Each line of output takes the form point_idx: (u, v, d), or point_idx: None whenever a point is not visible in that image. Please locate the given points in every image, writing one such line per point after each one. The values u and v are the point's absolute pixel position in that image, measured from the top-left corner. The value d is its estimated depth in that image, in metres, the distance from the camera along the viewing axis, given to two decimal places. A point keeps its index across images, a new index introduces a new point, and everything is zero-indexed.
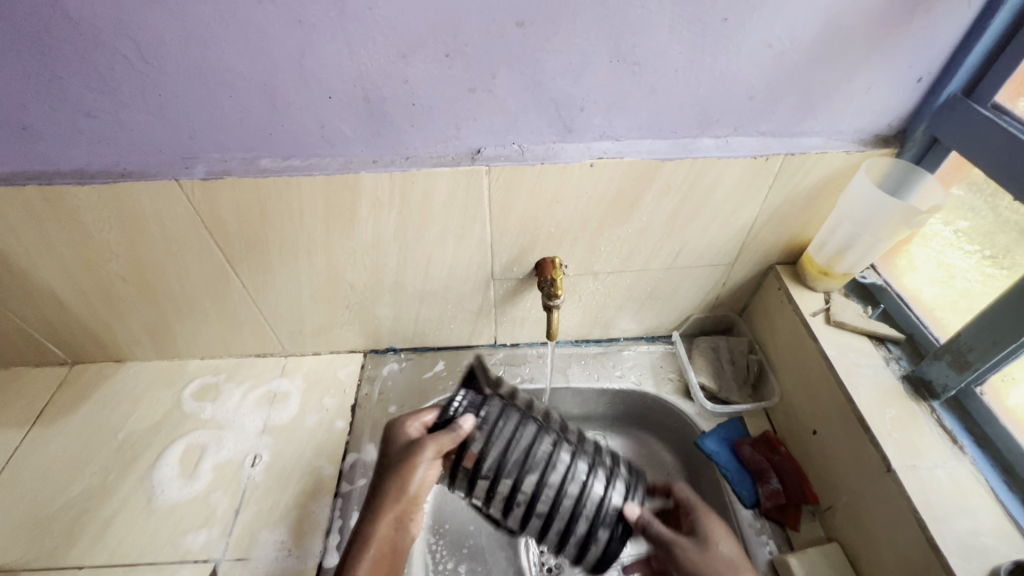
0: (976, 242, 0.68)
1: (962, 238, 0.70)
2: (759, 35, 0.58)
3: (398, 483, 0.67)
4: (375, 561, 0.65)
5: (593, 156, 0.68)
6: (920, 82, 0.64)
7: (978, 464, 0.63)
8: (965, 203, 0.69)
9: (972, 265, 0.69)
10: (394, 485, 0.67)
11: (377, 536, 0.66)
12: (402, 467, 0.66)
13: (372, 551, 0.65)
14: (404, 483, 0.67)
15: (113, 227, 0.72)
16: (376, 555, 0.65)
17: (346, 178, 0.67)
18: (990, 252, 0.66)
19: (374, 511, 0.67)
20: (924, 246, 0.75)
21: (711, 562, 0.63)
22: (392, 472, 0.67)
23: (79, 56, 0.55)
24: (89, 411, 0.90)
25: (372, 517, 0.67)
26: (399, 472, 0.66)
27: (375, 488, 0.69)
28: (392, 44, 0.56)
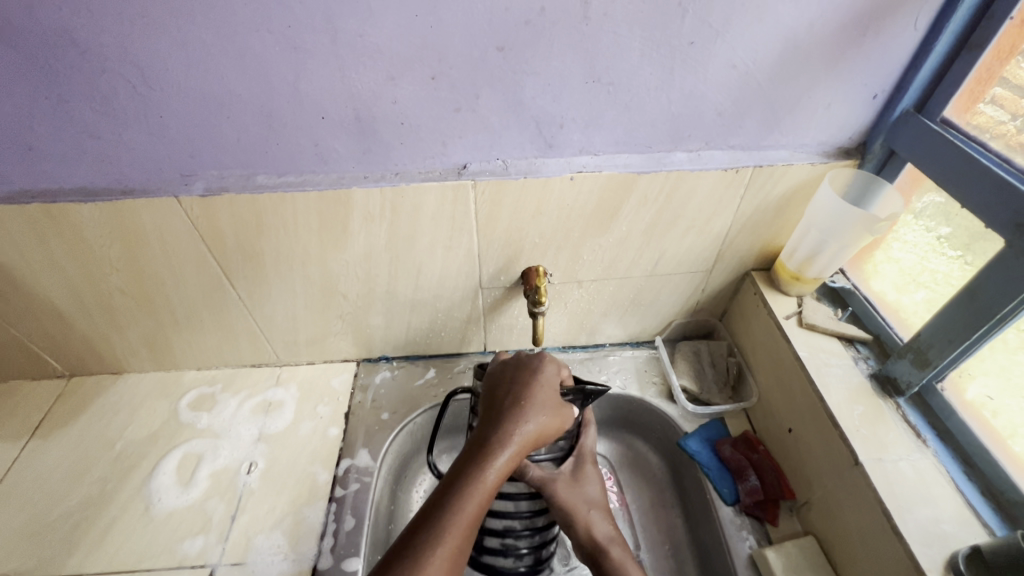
0: (957, 247, 0.68)
1: (944, 243, 0.70)
2: (723, 57, 0.63)
3: (540, 416, 0.62)
4: (504, 473, 0.58)
5: (573, 170, 0.72)
6: (876, 98, 0.69)
7: (940, 456, 0.67)
8: (942, 208, 0.70)
9: (955, 269, 0.69)
10: (539, 416, 0.62)
11: (512, 452, 0.59)
12: (550, 397, 0.65)
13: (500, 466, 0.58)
14: (547, 413, 0.63)
15: (114, 242, 0.75)
16: (506, 466, 0.58)
17: (338, 193, 0.71)
18: (972, 258, 0.66)
19: (520, 422, 0.61)
20: (901, 248, 0.77)
21: (578, 492, 0.69)
22: (538, 396, 0.64)
23: (86, 81, 0.59)
24: (87, 423, 0.92)
25: (516, 427, 0.60)
26: (547, 404, 0.63)
27: (515, 406, 0.63)
28: (381, 68, 0.60)
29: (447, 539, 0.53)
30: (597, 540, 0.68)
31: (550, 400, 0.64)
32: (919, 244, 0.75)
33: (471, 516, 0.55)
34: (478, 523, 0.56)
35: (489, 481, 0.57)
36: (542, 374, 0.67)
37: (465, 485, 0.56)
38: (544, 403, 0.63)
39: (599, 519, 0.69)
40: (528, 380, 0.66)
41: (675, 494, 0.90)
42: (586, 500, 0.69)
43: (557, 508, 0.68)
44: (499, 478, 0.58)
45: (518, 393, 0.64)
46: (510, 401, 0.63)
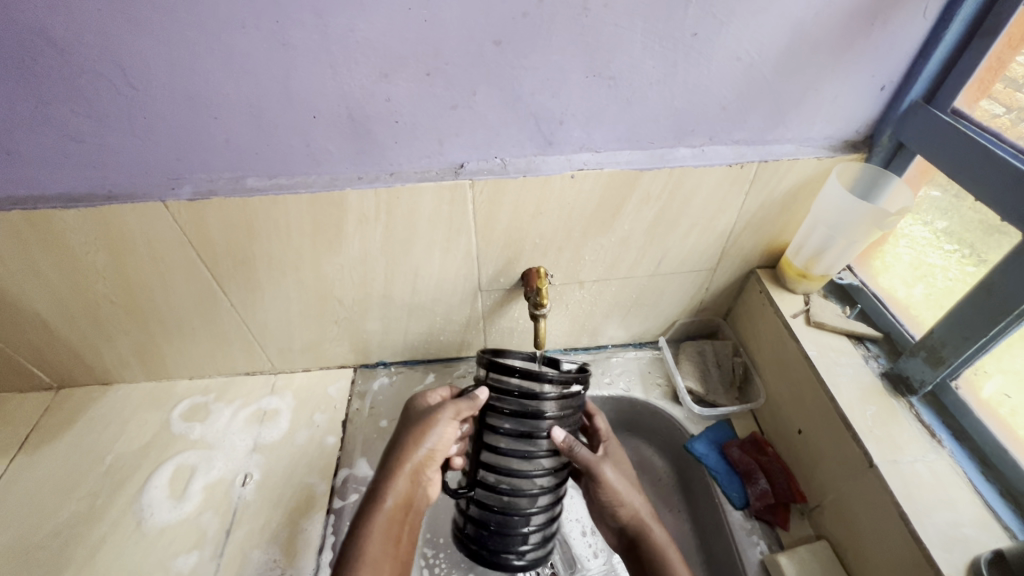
0: (954, 241, 0.69)
1: (942, 238, 0.71)
2: (728, 49, 0.61)
3: (405, 455, 0.67)
4: (384, 525, 0.64)
5: (574, 167, 0.69)
6: (883, 90, 0.67)
7: (956, 456, 0.65)
8: (938, 203, 0.71)
9: (951, 264, 0.70)
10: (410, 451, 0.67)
11: (389, 500, 0.65)
12: (418, 424, 0.69)
13: (377, 520, 0.64)
14: (415, 447, 0.68)
15: (100, 249, 0.72)
16: (387, 516, 0.65)
17: (331, 196, 0.68)
18: (969, 251, 0.67)
19: (390, 469, 0.67)
20: (902, 245, 0.77)
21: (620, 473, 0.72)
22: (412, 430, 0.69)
23: (65, 81, 0.56)
24: (76, 436, 0.89)
25: (387, 478, 0.67)
26: (413, 433, 0.68)
27: (388, 457, 0.68)
28: (375, 64, 0.58)
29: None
30: (642, 519, 0.70)
31: (417, 428, 0.68)
32: (918, 239, 0.75)
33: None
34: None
35: (370, 538, 0.63)
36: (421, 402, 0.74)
37: (349, 554, 0.62)
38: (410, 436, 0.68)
39: (640, 500, 0.71)
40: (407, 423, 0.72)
41: (683, 498, 0.89)
42: (628, 480, 0.72)
43: (607, 489, 0.69)
44: (381, 529, 0.64)
45: (395, 441, 0.70)
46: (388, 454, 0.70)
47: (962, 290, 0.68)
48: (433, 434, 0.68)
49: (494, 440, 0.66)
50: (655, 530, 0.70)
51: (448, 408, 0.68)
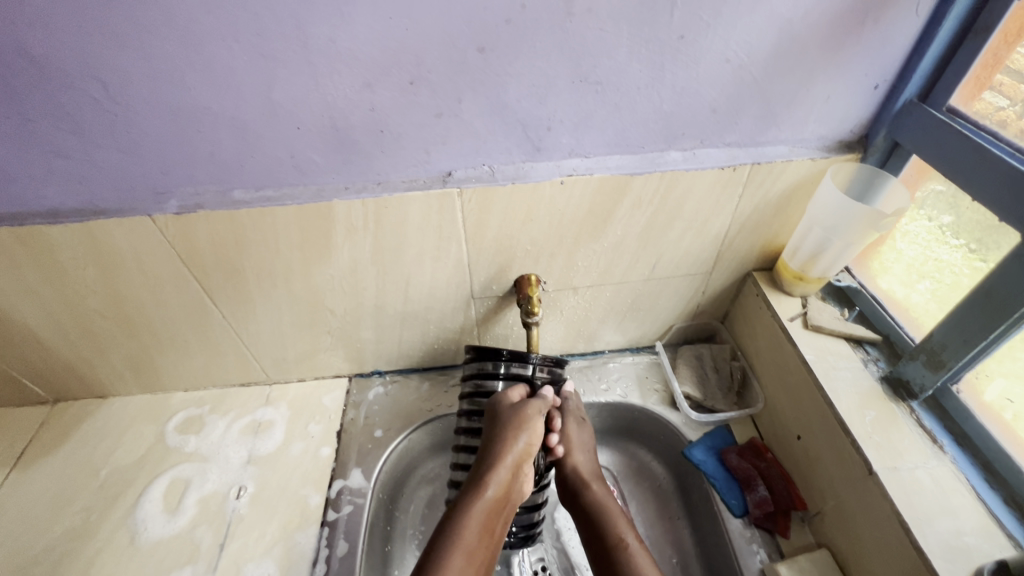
0: (961, 236, 0.66)
1: (948, 232, 0.68)
2: (716, 51, 0.60)
3: (504, 447, 0.68)
4: (484, 513, 0.65)
5: (563, 173, 0.69)
6: (878, 88, 0.66)
7: (958, 462, 0.63)
8: (946, 196, 0.67)
9: (960, 260, 0.66)
10: (513, 442, 0.68)
11: (491, 490, 0.66)
12: (514, 419, 0.70)
13: (479, 508, 0.65)
14: (514, 440, 0.68)
15: (89, 264, 0.72)
16: (487, 504, 0.65)
17: (319, 207, 0.68)
18: (976, 245, 0.64)
19: (491, 460, 0.67)
20: (904, 245, 0.75)
21: (578, 434, 0.80)
22: (512, 424, 0.69)
23: (46, 97, 0.56)
24: (71, 450, 0.89)
25: (489, 468, 0.67)
26: (511, 427, 0.69)
27: (486, 447, 0.69)
28: (357, 73, 0.57)
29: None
30: (584, 476, 0.78)
31: (514, 422, 0.69)
32: (921, 235, 0.72)
33: (461, 557, 0.61)
34: (474, 561, 0.62)
35: (470, 523, 0.64)
36: (507, 395, 0.73)
37: (450, 531, 0.63)
38: (508, 430, 0.68)
39: (585, 459, 0.79)
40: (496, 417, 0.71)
41: (682, 507, 0.87)
42: (584, 441, 0.80)
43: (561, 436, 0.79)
44: (482, 514, 0.65)
45: (488, 433, 0.71)
46: (483, 447, 0.70)
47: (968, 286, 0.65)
48: (530, 431, 0.69)
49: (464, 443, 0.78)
50: (594, 490, 0.76)
51: (533, 405, 0.71)
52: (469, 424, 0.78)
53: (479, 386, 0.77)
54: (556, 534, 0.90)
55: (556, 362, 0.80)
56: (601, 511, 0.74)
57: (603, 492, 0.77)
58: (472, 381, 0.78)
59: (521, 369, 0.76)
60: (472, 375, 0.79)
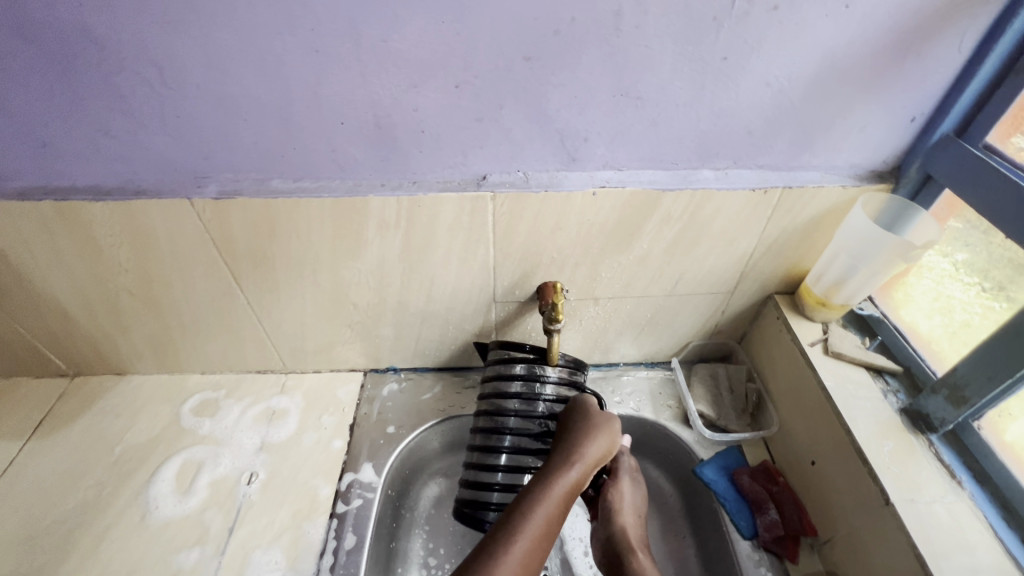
0: (975, 274, 0.69)
1: (961, 269, 0.71)
2: (757, 74, 0.61)
3: (589, 438, 0.71)
4: (568, 490, 0.66)
5: (596, 184, 0.69)
6: (914, 121, 0.66)
7: (976, 499, 0.63)
8: (962, 235, 0.70)
9: (971, 297, 0.69)
10: (603, 435, 0.72)
11: (576, 471, 0.67)
12: (599, 417, 0.73)
13: (562, 483, 0.66)
14: (604, 433, 0.72)
15: (124, 243, 0.73)
16: (571, 484, 0.67)
17: (353, 201, 0.69)
18: (989, 284, 0.67)
19: (582, 445, 0.70)
20: (921, 276, 0.76)
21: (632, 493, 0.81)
22: (604, 419, 0.73)
23: (102, 78, 0.57)
24: (87, 424, 0.90)
25: (578, 449, 0.69)
26: (601, 423, 0.72)
27: (573, 433, 0.72)
28: (404, 74, 0.59)
29: (520, 541, 0.60)
30: (631, 539, 0.76)
31: (605, 420, 0.73)
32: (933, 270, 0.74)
33: (543, 522, 0.62)
34: (551, 531, 0.63)
35: (555, 495, 0.65)
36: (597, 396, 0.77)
37: (533, 496, 0.64)
38: (601, 425, 0.72)
39: (633, 523, 0.78)
40: (585, 410, 0.74)
41: (688, 525, 0.87)
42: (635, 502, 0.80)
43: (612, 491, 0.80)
44: (566, 488, 0.66)
45: (572, 424, 0.73)
46: (565, 433, 0.73)
47: (980, 325, 0.67)
48: (614, 431, 0.73)
49: (478, 428, 0.81)
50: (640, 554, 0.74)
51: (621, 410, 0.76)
52: (486, 413, 0.80)
53: (499, 378, 0.80)
54: (560, 542, 0.90)
55: (577, 365, 0.82)
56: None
57: (647, 561, 0.73)
58: (493, 375, 0.81)
59: (539, 372, 0.78)
60: (492, 377, 0.81)
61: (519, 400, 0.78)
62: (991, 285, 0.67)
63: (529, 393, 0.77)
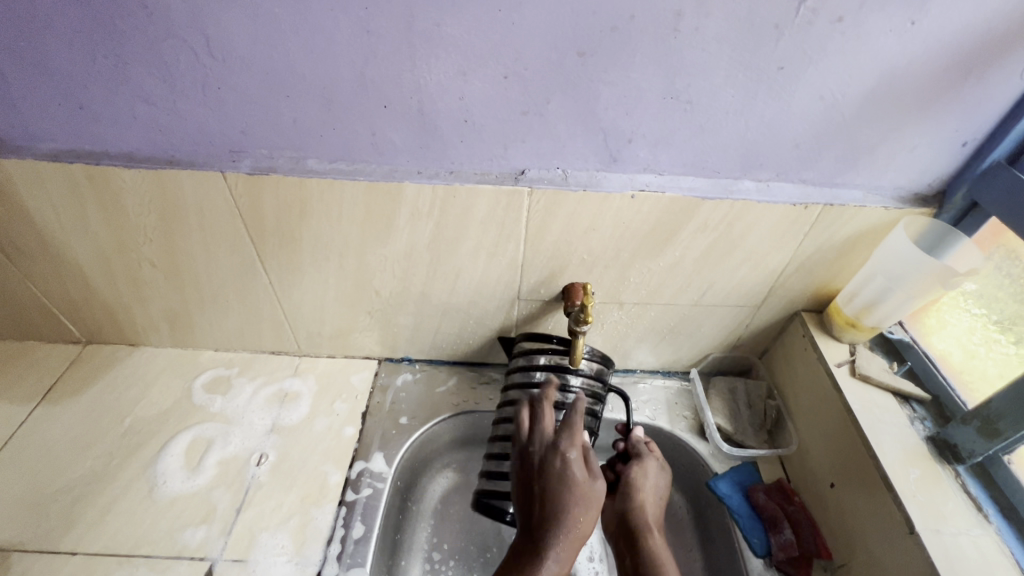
0: (983, 305, 0.72)
1: (970, 299, 0.74)
2: (812, 87, 0.59)
3: (569, 529, 0.65)
4: None
5: (635, 187, 0.68)
6: (965, 146, 0.65)
7: (1003, 535, 0.62)
8: (1003, 269, 0.69)
9: (979, 326, 0.72)
10: (575, 513, 0.66)
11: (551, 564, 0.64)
12: (574, 492, 0.67)
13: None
14: (577, 512, 0.66)
15: (152, 213, 0.72)
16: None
17: (389, 186, 0.68)
18: (998, 317, 0.70)
19: (553, 529, 0.65)
20: (943, 307, 0.77)
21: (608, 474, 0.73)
22: (573, 491, 0.67)
23: (147, 44, 0.56)
24: (98, 393, 0.89)
25: (547, 537, 0.65)
26: (571, 498, 0.66)
27: (544, 510, 0.67)
28: (454, 61, 0.57)
29: None
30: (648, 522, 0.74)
31: (575, 490, 0.67)
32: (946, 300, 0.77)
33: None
34: None
35: None
36: (562, 445, 0.70)
37: None
38: (570, 502, 0.66)
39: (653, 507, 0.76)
40: (551, 476, 0.68)
41: (696, 538, 0.86)
42: (658, 487, 0.77)
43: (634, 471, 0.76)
44: None
45: (542, 492, 0.68)
46: (539, 502, 0.68)
47: (986, 356, 0.71)
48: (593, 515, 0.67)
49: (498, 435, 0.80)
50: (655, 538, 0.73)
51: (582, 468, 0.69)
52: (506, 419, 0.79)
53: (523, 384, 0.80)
54: None
55: (605, 361, 0.81)
56: (653, 560, 0.70)
57: (661, 544, 0.73)
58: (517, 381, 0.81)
59: (566, 377, 0.78)
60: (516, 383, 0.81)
61: None
62: (999, 318, 0.70)
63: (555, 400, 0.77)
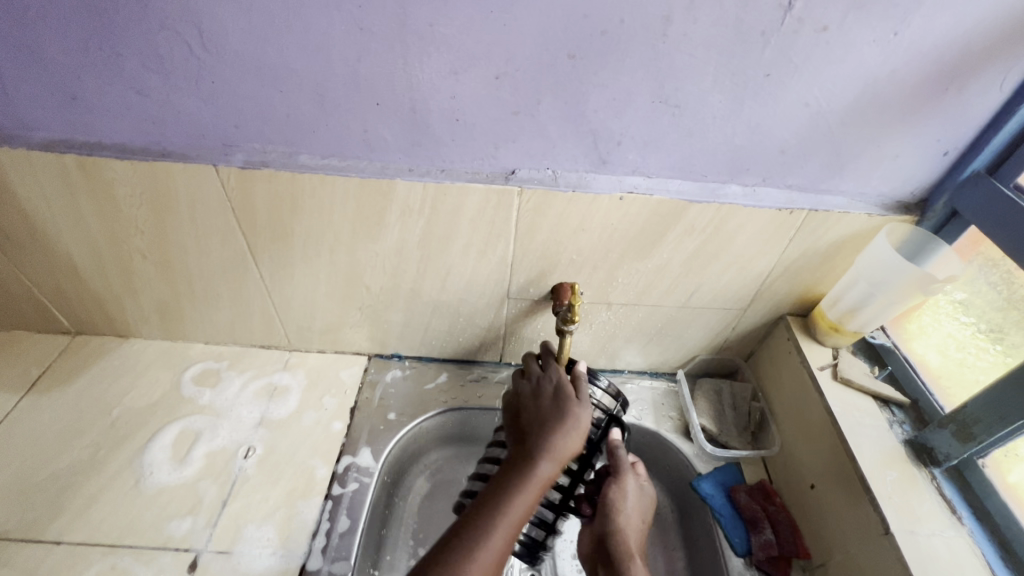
0: (972, 314, 0.72)
1: (959, 309, 0.74)
2: (797, 94, 0.60)
3: (567, 433, 0.68)
4: (537, 486, 0.64)
5: (623, 189, 0.69)
6: (946, 155, 0.67)
7: (975, 536, 0.64)
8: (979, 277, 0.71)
9: (969, 337, 0.72)
10: (568, 423, 0.69)
11: (543, 464, 0.66)
12: (566, 403, 0.71)
13: (541, 481, 0.65)
14: (569, 420, 0.69)
15: (144, 205, 0.72)
16: (541, 476, 0.65)
17: (380, 183, 0.69)
18: (986, 326, 0.70)
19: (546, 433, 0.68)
20: (925, 313, 0.78)
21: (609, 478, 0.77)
22: (565, 402, 0.71)
23: (141, 36, 0.57)
24: (87, 383, 0.89)
25: (541, 436, 0.68)
26: (563, 409, 0.70)
27: (537, 421, 0.70)
28: (446, 60, 0.58)
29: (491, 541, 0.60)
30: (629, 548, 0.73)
31: (567, 402, 0.71)
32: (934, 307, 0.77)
33: (521, 514, 0.62)
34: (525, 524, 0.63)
35: (526, 489, 0.64)
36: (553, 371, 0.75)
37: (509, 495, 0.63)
38: (562, 410, 0.70)
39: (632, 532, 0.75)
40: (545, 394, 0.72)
41: (679, 537, 0.87)
42: (636, 510, 0.77)
43: (614, 491, 0.77)
44: (542, 479, 0.65)
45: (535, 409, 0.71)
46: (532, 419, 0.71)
47: (974, 365, 0.71)
48: (586, 426, 0.70)
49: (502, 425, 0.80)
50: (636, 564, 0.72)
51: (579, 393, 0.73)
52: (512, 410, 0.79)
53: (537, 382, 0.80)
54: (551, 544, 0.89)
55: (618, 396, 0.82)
56: None
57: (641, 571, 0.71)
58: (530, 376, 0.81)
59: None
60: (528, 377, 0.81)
61: None
62: (987, 327, 0.70)
63: None
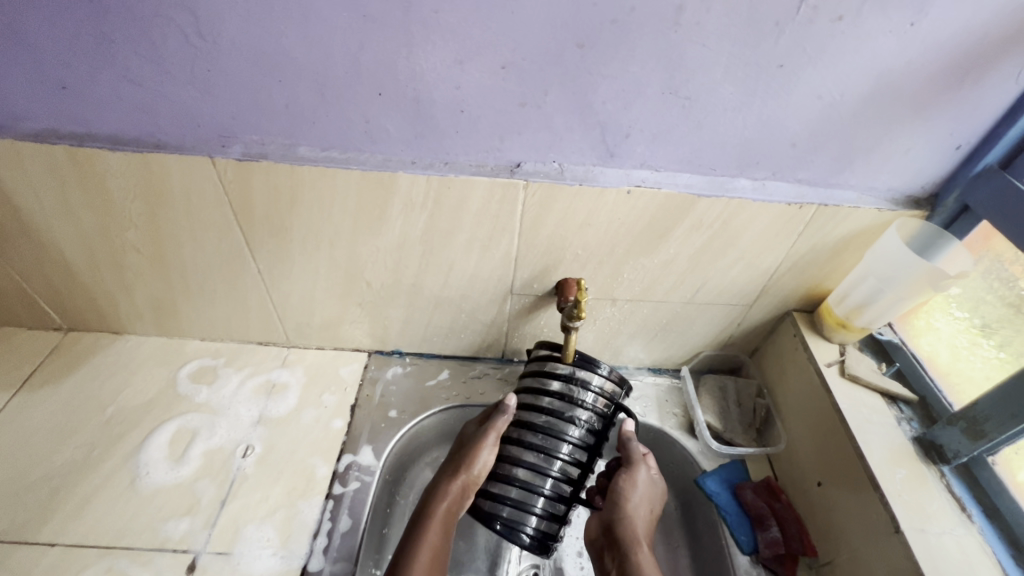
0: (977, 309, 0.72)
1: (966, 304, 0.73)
2: (810, 86, 0.59)
3: (461, 471, 0.75)
4: (437, 520, 0.73)
5: (631, 182, 0.68)
6: (958, 149, 0.66)
7: (985, 533, 0.64)
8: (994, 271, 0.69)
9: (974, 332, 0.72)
10: (463, 458, 0.75)
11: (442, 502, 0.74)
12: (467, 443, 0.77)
13: (440, 515, 0.73)
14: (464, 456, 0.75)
15: (137, 197, 0.70)
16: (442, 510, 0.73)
17: (382, 176, 0.67)
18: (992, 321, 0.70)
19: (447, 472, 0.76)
20: (933, 309, 0.78)
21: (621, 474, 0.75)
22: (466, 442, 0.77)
23: (133, 22, 0.55)
24: (80, 380, 0.87)
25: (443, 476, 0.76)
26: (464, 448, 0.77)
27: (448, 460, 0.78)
28: (451, 49, 0.56)
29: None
30: (635, 535, 0.73)
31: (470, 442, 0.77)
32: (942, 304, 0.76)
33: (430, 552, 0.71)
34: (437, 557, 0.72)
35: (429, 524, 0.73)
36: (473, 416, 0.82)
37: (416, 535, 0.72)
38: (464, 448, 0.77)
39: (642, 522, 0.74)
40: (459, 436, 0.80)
41: (683, 534, 0.87)
42: (646, 500, 0.76)
43: (624, 479, 0.76)
44: (442, 514, 0.73)
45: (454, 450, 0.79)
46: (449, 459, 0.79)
47: (981, 361, 0.70)
48: (482, 463, 0.75)
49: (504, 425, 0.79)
50: (639, 553, 0.71)
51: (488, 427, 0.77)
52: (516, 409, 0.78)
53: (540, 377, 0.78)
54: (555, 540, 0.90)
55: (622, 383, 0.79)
56: None
57: (648, 559, 0.71)
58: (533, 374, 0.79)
59: (579, 391, 0.75)
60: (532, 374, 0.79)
61: (555, 400, 0.75)
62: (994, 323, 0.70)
63: (569, 394, 0.75)
